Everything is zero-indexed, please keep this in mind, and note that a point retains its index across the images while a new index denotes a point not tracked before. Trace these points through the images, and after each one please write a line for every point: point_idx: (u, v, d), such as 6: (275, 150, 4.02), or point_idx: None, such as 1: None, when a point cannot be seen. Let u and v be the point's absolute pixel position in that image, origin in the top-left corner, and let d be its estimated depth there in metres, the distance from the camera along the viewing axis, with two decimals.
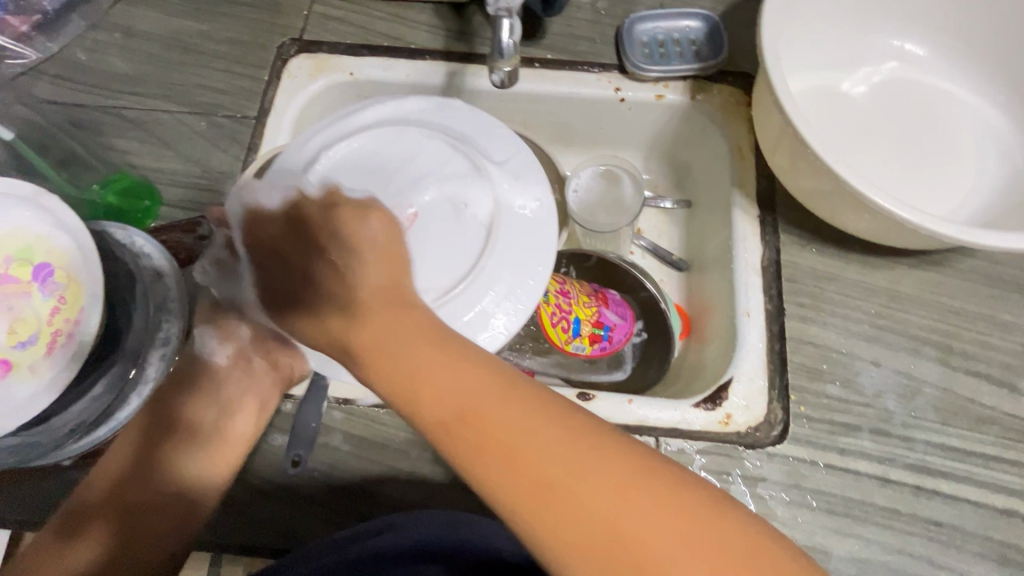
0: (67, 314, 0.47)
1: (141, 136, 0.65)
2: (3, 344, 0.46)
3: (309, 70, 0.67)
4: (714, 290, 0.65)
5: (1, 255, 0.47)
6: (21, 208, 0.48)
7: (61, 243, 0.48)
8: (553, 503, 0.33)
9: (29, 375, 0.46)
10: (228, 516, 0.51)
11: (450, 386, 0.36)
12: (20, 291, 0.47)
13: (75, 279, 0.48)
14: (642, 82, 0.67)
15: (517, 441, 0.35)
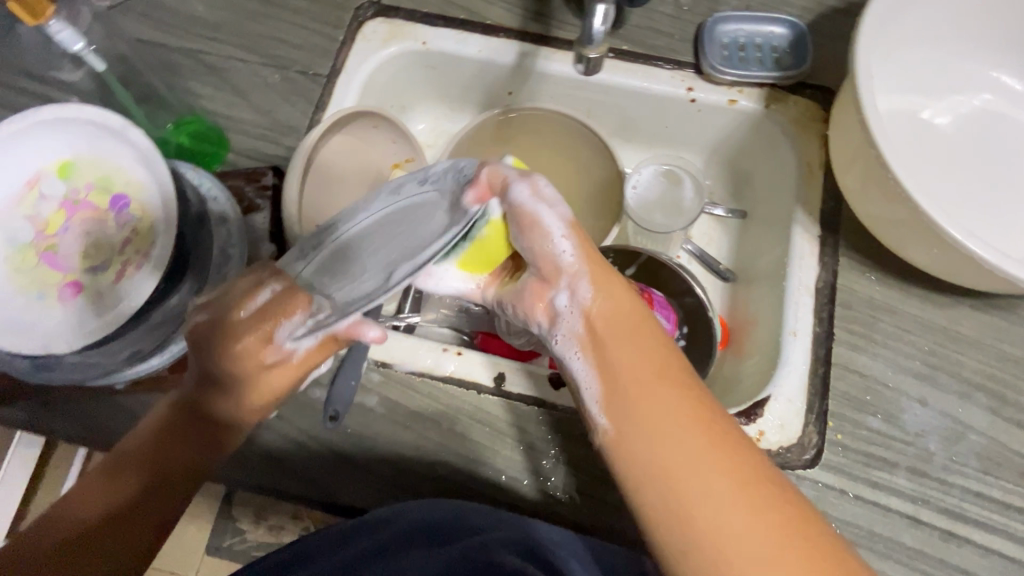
0: (138, 247, 0.50)
1: (215, 82, 0.66)
2: (79, 266, 0.50)
3: (384, 35, 0.69)
4: (760, 304, 0.65)
5: (88, 182, 0.51)
6: (109, 139, 0.51)
7: (139, 177, 0.51)
8: (691, 458, 0.37)
9: (93, 297, 0.49)
10: (266, 461, 0.54)
11: (632, 349, 0.41)
12: (97, 218, 0.51)
13: (147, 215, 0.51)
14: (716, 85, 0.66)
15: (678, 404, 0.38)
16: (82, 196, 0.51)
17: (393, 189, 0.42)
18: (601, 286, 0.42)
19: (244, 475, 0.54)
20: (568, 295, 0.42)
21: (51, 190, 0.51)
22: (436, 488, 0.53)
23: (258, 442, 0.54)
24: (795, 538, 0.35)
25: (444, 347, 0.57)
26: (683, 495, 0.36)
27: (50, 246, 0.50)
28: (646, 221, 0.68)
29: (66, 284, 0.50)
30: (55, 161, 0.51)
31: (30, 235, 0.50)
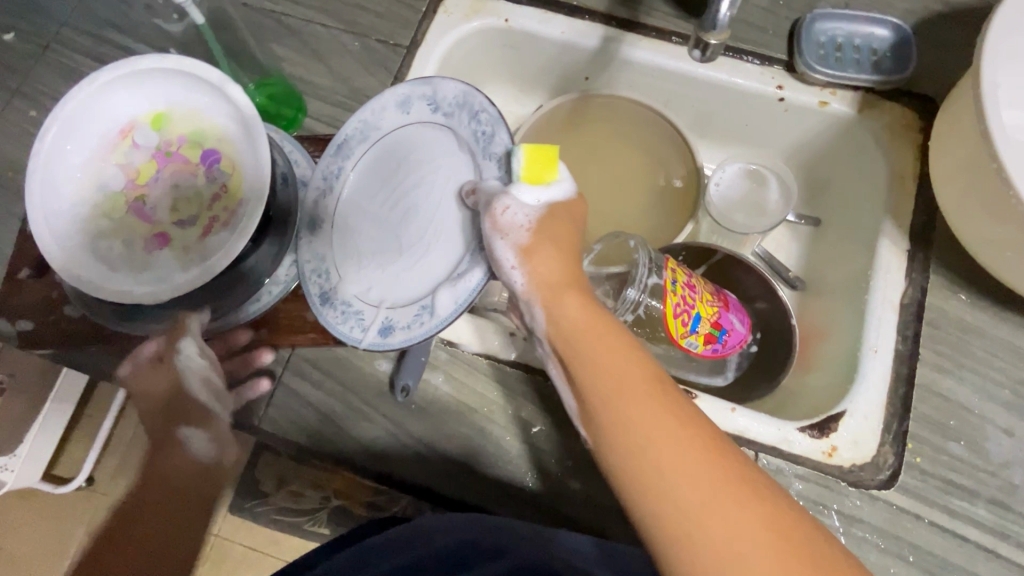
0: (227, 203, 0.52)
1: (295, 45, 0.66)
2: (168, 219, 0.52)
3: (466, 10, 0.67)
4: (831, 316, 0.63)
5: (180, 135, 0.53)
6: (207, 94, 0.52)
7: (231, 133, 0.52)
8: (660, 446, 0.39)
9: (179, 250, 0.51)
10: (330, 428, 0.54)
11: (599, 347, 0.44)
12: (188, 171, 0.53)
13: (236, 172, 0.52)
14: (807, 84, 0.63)
15: (639, 394, 0.41)
16: (173, 149, 0.53)
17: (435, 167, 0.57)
18: (552, 300, 0.47)
19: (306, 441, 0.54)
20: (531, 317, 0.48)
21: (144, 141, 0.53)
22: (496, 473, 0.53)
23: (325, 409, 0.55)
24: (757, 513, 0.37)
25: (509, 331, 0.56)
26: (651, 480, 0.39)
27: (141, 197, 0.52)
28: (729, 222, 0.66)
29: (155, 235, 0.52)
30: (149, 112, 0.53)
31: (122, 183, 0.52)
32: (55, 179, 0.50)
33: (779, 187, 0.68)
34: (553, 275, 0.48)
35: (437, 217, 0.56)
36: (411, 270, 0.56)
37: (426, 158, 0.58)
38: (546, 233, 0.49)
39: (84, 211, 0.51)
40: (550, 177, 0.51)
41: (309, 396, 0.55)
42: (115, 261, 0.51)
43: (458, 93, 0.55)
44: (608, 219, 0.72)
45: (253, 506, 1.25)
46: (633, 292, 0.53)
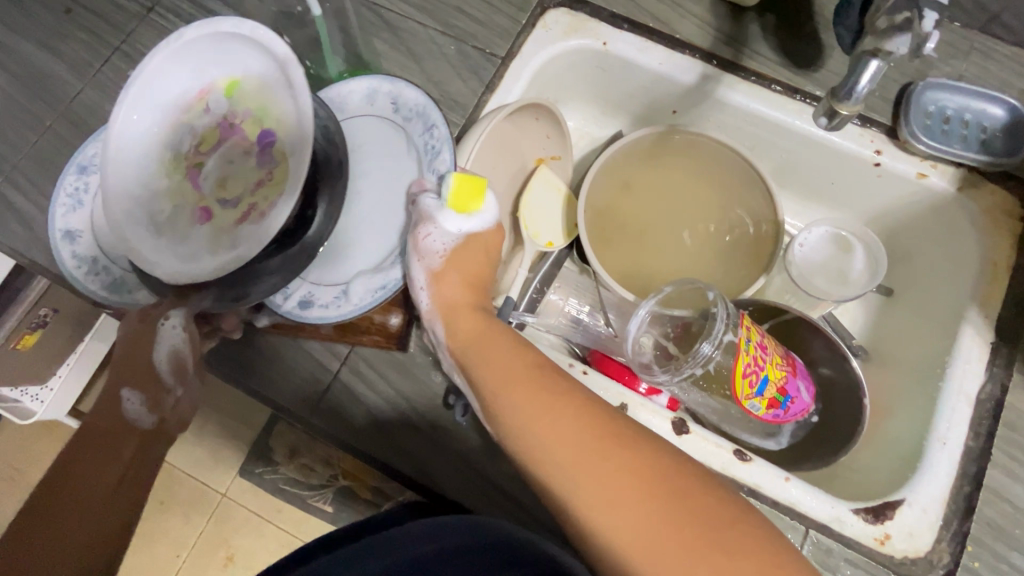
0: (270, 192, 0.50)
1: (392, 40, 0.66)
2: (213, 193, 0.50)
3: (565, 27, 0.66)
4: (895, 393, 0.61)
5: (247, 108, 0.50)
6: (278, 72, 0.49)
7: (292, 121, 0.49)
8: (537, 423, 0.46)
9: (218, 232, 0.49)
10: (379, 432, 0.55)
11: (481, 347, 0.51)
12: (246, 147, 0.50)
13: (286, 163, 0.50)
14: (908, 153, 0.61)
15: (517, 382, 0.48)
16: (239, 122, 0.50)
17: (389, 159, 0.61)
18: (448, 319, 0.53)
19: (353, 441, 0.55)
20: (434, 333, 0.54)
21: (215, 107, 0.49)
22: (539, 503, 0.53)
23: (376, 411, 0.55)
24: (630, 469, 0.43)
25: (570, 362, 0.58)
26: (539, 461, 0.45)
27: (199, 163, 0.49)
28: (805, 284, 0.65)
29: (198, 208, 0.49)
30: (224, 76, 0.49)
31: (185, 145, 0.49)
32: (117, 141, 0.45)
33: (866, 257, 0.66)
34: (455, 296, 0.54)
35: (381, 208, 0.60)
36: (337, 251, 0.58)
37: (379, 152, 0.61)
38: (458, 263, 0.55)
39: (145, 164, 0.47)
40: (476, 207, 0.56)
41: (362, 395, 0.55)
42: (159, 225, 0.47)
43: (418, 102, 0.59)
44: (673, 259, 0.72)
45: (262, 471, 1.26)
46: (706, 347, 0.51)
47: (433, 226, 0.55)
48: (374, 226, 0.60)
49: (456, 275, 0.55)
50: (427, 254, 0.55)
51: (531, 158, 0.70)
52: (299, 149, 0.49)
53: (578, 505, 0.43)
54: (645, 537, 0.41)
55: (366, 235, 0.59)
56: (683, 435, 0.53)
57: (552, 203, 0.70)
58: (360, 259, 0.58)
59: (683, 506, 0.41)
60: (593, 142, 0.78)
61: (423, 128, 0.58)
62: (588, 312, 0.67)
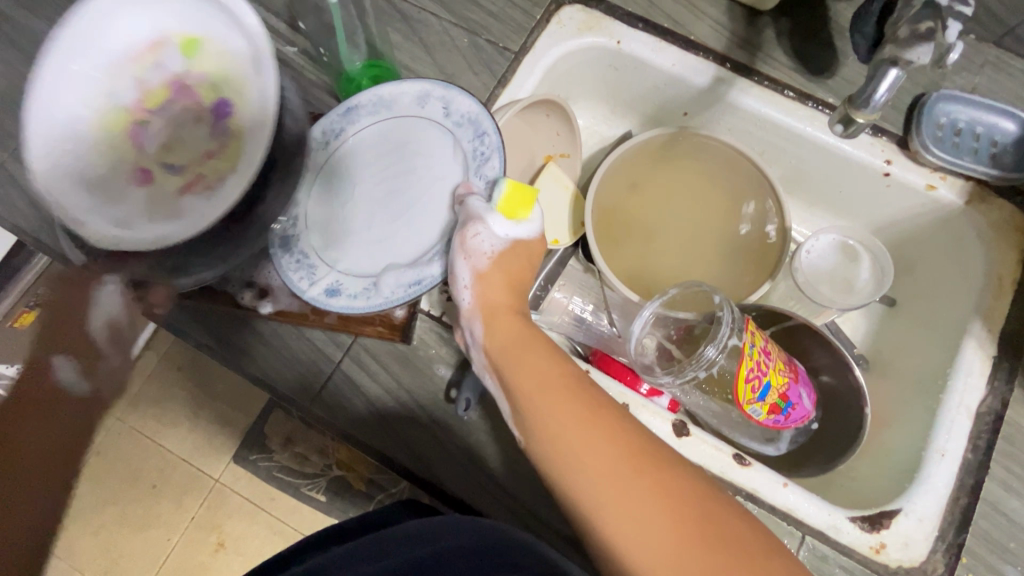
0: (219, 166, 0.45)
1: (405, 31, 0.65)
2: (156, 156, 0.46)
3: (579, 24, 0.66)
4: (894, 403, 0.62)
5: (204, 71, 0.46)
6: (241, 38, 0.45)
7: (250, 92, 0.45)
8: (573, 430, 0.45)
9: (155, 198, 0.45)
10: (380, 423, 0.55)
11: (521, 350, 0.50)
12: (197, 112, 0.46)
13: (237, 136, 0.45)
14: (918, 164, 0.61)
15: (556, 387, 0.47)
16: (192, 84, 0.46)
17: (433, 159, 0.58)
18: (489, 320, 0.52)
19: (355, 432, 0.55)
20: (470, 333, 0.53)
21: (167, 63, 0.46)
22: (538, 499, 0.53)
23: (378, 405, 0.55)
24: (659, 484, 0.42)
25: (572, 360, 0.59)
26: (567, 466, 0.44)
27: (142, 121, 0.46)
28: (812, 292, 0.65)
29: (137, 170, 0.45)
30: (184, 33, 0.46)
31: (130, 99, 0.46)
32: (59, 80, 0.44)
33: (872, 267, 0.66)
34: (499, 298, 0.53)
35: (420, 207, 0.58)
36: (371, 250, 0.57)
37: (422, 151, 0.58)
38: (504, 266, 0.54)
39: (82, 113, 0.45)
40: (524, 215, 0.55)
41: (364, 386, 0.55)
42: (89, 181, 0.44)
43: (471, 110, 0.55)
44: (679, 262, 0.72)
45: (257, 459, 1.25)
46: (711, 351, 0.50)
47: (479, 227, 0.53)
48: (409, 224, 0.58)
49: (500, 277, 0.53)
50: (470, 254, 0.53)
51: (541, 156, 0.69)
52: (260, 129, 0.45)
53: (600, 517, 0.42)
54: (667, 557, 0.39)
55: (400, 234, 0.57)
56: (683, 438, 0.53)
57: (558, 201, 0.69)
58: (391, 260, 0.56)
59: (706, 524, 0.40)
60: (602, 141, 0.78)
61: (474, 132, 0.56)
62: (592, 311, 0.67)
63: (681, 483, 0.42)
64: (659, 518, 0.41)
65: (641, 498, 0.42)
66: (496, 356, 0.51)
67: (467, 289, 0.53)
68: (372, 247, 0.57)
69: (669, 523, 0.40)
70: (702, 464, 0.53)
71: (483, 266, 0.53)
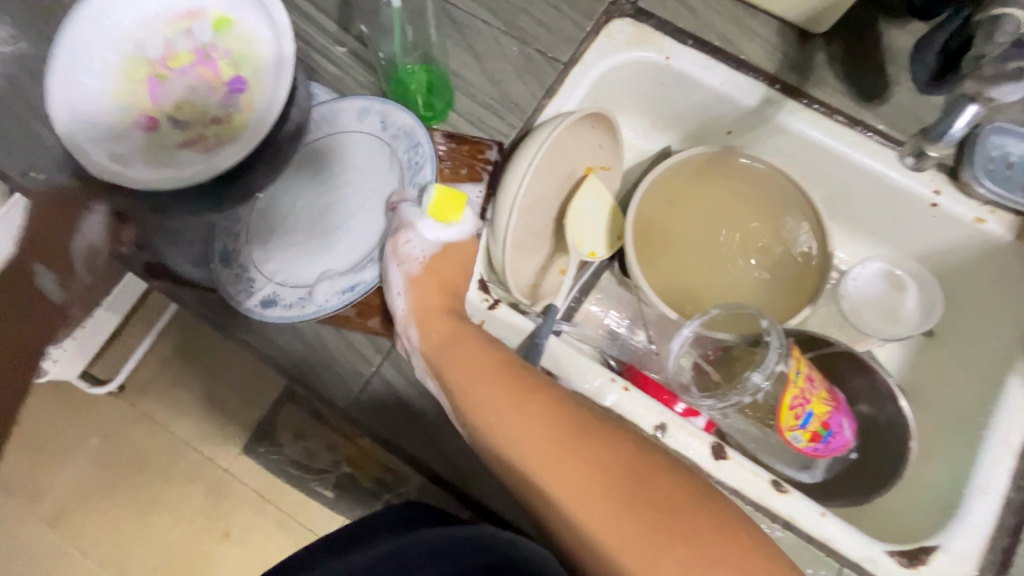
0: (220, 131, 0.52)
1: (455, 37, 0.65)
2: (167, 109, 0.53)
3: (628, 38, 0.65)
4: (930, 435, 0.61)
5: (226, 48, 0.54)
6: (269, 32, 0.53)
7: (264, 80, 0.53)
8: (505, 420, 0.49)
9: (155, 144, 0.52)
10: (417, 430, 0.55)
11: (453, 347, 0.54)
12: (210, 83, 0.54)
13: (242, 116, 0.52)
14: (968, 196, 0.60)
15: (485, 381, 0.51)
16: (214, 57, 0.54)
17: (368, 172, 0.60)
18: (425, 322, 0.56)
19: (392, 437, 0.55)
20: (407, 339, 0.56)
21: (196, 33, 0.54)
22: None
23: (417, 412, 0.55)
24: (595, 461, 0.47)
25: (610, 377, 0.56)
26: (506, 458, 0.49)
27: (161, 75, 0.54)
28: (857, 319, 0.65)
29: (145, 116, 0.53)
30: (218, 15, 0.54)
31: (155, 54, 0.54)
32: (102, 27, 0.52)
33: (919, 298, 0.65)
34: (429, 300, 0.57)
35: (355, 218, 0.59)
36: (305, 255, 0.58)
37: (360, 165, 0.60)
38: (435, 270, 0.58)
39: (112, 57, 0.53)
40: (454, 217, 0.58)
41: (403, 391, 0.56)
42: (102, 113, 0.52)
43: (407, 122, 0.59)
44: (714, 281, 0.71)
45: (266, 452, 1.19)
46: (757, 377, 0.50)
47: (412, 233, 0.57)
48: (342, 236, 0.59)
49: (428, 280, 0.57)
50: (405, 258, 0.57)
51: (581, 166, 0.66)
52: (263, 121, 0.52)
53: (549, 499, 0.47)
54: (616, 524, 0.45)
55: (334, 243, 0.58)
56: (721, 461, 0.53)
57: (596, 212, 0.68)
58: (326, 266, 0.57)
59: (648, 496, 0.45)
60: (641, 155, 0.77)
61: (411, 146, 0.59)
62: (627, 327, 0.67)
63: (620, 459, 0.47)
64: (601, 492, 0.46)
65: (579, 477, 0.46)
66: (435, 356, 0.54)
67: (401, 295, 0.57)
68: (303, 253, 0.58)
69: (608, 496, 0.46)
70: (741, 488, 0.52)
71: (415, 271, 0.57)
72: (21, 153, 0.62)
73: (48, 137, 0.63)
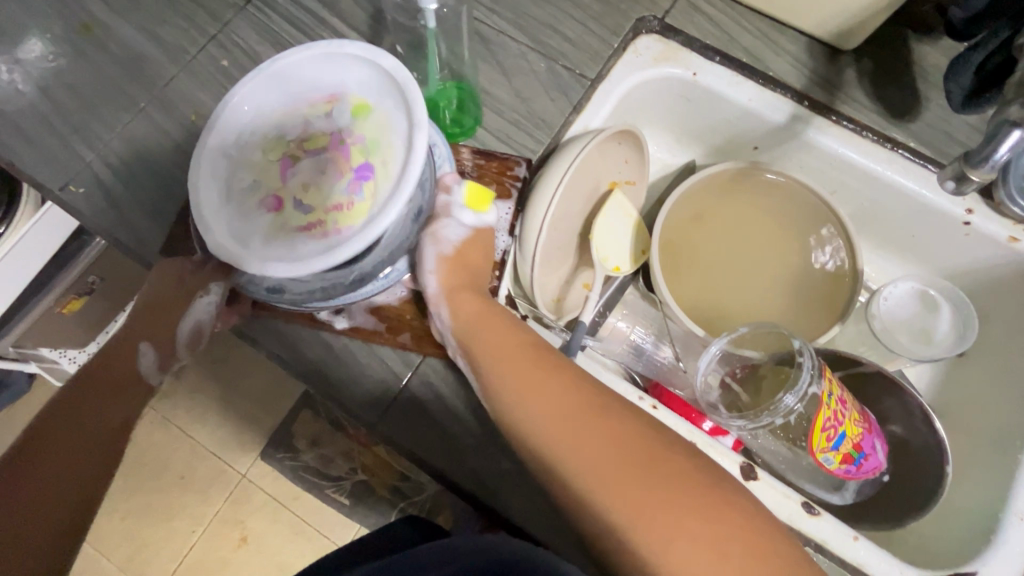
0: (339, 218, 0.49)
1: (484, 54, 0.66)
2: (294, 192, 0.50)
3: (656, 54, 0.65)
4: (962, 457, 0.60)
5: (361, 134, 0.51)
6: (404, 122, 0.50)
7: (392, 168, 0.49)
8: (543, 404, 0.47)
9: (279, 226, 0.49)
10: (447, 445, 0.55)
11: (490, 330, 0.52)
12: (342, 167, 0.50)
13: (363, 202, 0.49)
14: (1001, 215, 0.59)
15: (524, 363, 0.49)
16: (349, 142, 0.51)
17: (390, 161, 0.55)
18: (454, 300, 0.53)
19: (421, 453, 0.55)
20: (440, 319, 0.54)
21: (336, 117, 0.52)
22: None
23: (446, 427, 0.55)
24: (639, 448, 0.45)
25: (638, 395, 0.57)
26: (555, 449, 0.45)
27: (295, 157, 0.51)
28: (888, 339, 0.64)
29: (271, 197, 0.50)
30: (360, 98, 0.52)
31: (293, 135, 0.52)
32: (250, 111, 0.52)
33: (952, 317, 0.64)
34: (458, 278, 0.54)
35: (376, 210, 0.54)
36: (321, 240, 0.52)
37: None
38: (464, 250, 0.56)
39: (256, 135, 0.52)
40: (480, 210, 0.57)
41: (431, 406, 0.56)
42: (231, 192, 0.50)
43: None
44: (741, 296, 0.71)
45: (284, 457, 1.24)
46: (789, 398, 0.50)
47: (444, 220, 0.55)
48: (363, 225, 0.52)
49: (460, 260, 0.55)
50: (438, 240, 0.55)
51: (606, 182, 0.66)
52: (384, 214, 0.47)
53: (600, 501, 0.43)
54: (672, 525, 0.41)
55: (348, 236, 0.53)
56: (751, 481, 0.53)
57: (622, 228, 0.68)
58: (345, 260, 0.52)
59: (696, 495, 0.43)
60: (665, 169, 0.76)
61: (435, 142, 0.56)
62: (653, 343, 0.66)
63: (662, 453, 0.45)
64: (654, 486, 0.43)
65: (626, 463, 0.44)
66: (474, 341, 0.51)
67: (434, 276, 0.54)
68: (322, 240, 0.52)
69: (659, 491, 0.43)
70: (771, 509, 0.52)
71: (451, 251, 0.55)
72: (62, 166, 0.64)
73: (86, 151, 0.64)
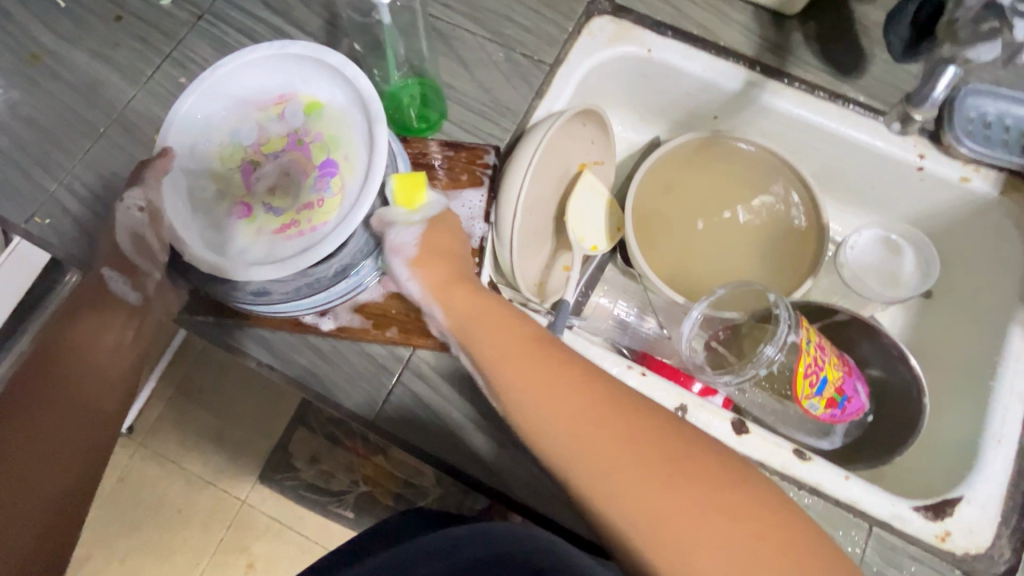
0: (314, 216, 0.50)
1: (443, 49, 0.67)
2: (261, 197, 0.51)
3: (610, 34, 0.67)
4: (939, 392, 0.63)
5: (320, 132, 0.52)
6: (362, 118, 0.51)
7: (358, 162, 0.50)
8: (544, 398, 0.46)
9: (254, 231, 0.50)
10: (445, 434, 0.56)
11: (483, 325, 0.50)
12: (306, 166, 0.52)
13: (335, 198, 0.50)
14: (951, 157, 0.62)
15: (519, 356, 0.48)
16: (307, 141, 0.52)
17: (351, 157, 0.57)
18: (439, 300, 0.52)
19: (421, 444, 0.56)
20: (433, 316, 0.53)
21: (290, 118, 0.53)
22: None
23: (442, 416, 0.56)
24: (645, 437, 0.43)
25: (628, 364, 0.58)
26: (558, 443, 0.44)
27: (255, 162, 0.52)
28: (857, 284, 0.67)
29: (239, 203, 0.51)
30: (313, 97, 0.53)
31: (250, 140, 0.52)
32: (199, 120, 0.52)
33: (916, 261, 0.67)
34: (440, 274, 0.53)
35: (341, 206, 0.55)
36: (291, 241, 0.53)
37: None
38: (431, 244, 0.53)
39: (209, 144, 0.52)
40: (419, 200, 0.54)
41: (426, 397, 0.57)
42: (196, 202, 0.51)
43: None
44: (717, 262, 0.73)
45: (284, 478, 1.23)
46: (769, 349, 0.53)
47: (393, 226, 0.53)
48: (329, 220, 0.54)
49: (435, 255, 0.53)
50: (397, 245, 0.53)
51: (575, 163, 0.67)
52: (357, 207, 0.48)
53: (605, 496, 0.43)
54: (683, 516, 0.41)
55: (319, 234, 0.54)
56: (743, 436, 0.54)
57: (595, 207, 0.69)
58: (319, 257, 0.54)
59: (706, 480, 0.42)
60: (631, 147, 0.78)
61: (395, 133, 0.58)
62: (637, 314, 0.68)
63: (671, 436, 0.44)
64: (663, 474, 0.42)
65: (631, 454, 0.43)
66: (469, 338, 0.50)
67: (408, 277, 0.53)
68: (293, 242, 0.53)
69: (668, 478, 0.42)
70: (764, 459, 0.54)
71: (414, 249, 0.53)
72: (24, 200, 0.63)
73: (49, 182, 0.63)
